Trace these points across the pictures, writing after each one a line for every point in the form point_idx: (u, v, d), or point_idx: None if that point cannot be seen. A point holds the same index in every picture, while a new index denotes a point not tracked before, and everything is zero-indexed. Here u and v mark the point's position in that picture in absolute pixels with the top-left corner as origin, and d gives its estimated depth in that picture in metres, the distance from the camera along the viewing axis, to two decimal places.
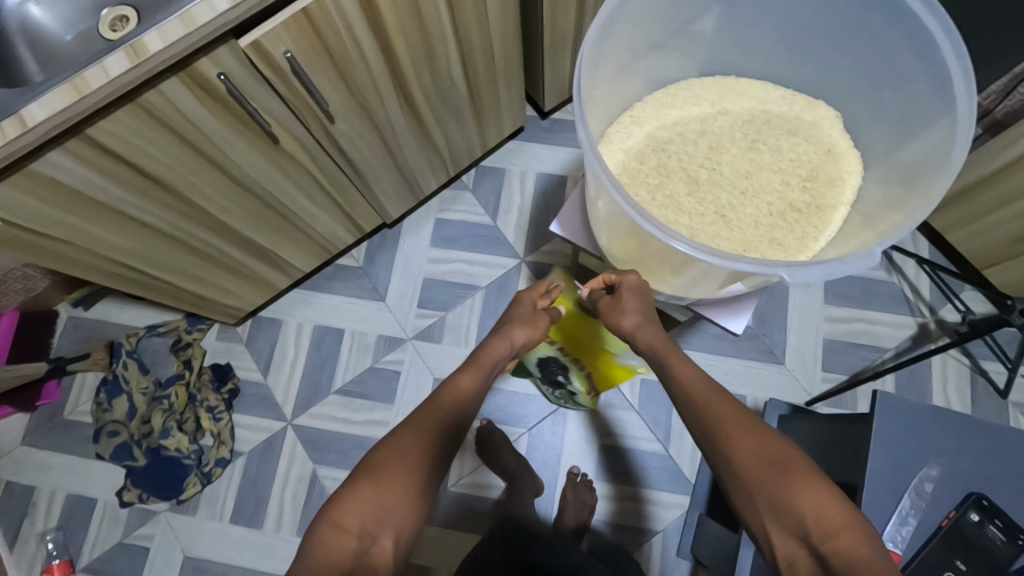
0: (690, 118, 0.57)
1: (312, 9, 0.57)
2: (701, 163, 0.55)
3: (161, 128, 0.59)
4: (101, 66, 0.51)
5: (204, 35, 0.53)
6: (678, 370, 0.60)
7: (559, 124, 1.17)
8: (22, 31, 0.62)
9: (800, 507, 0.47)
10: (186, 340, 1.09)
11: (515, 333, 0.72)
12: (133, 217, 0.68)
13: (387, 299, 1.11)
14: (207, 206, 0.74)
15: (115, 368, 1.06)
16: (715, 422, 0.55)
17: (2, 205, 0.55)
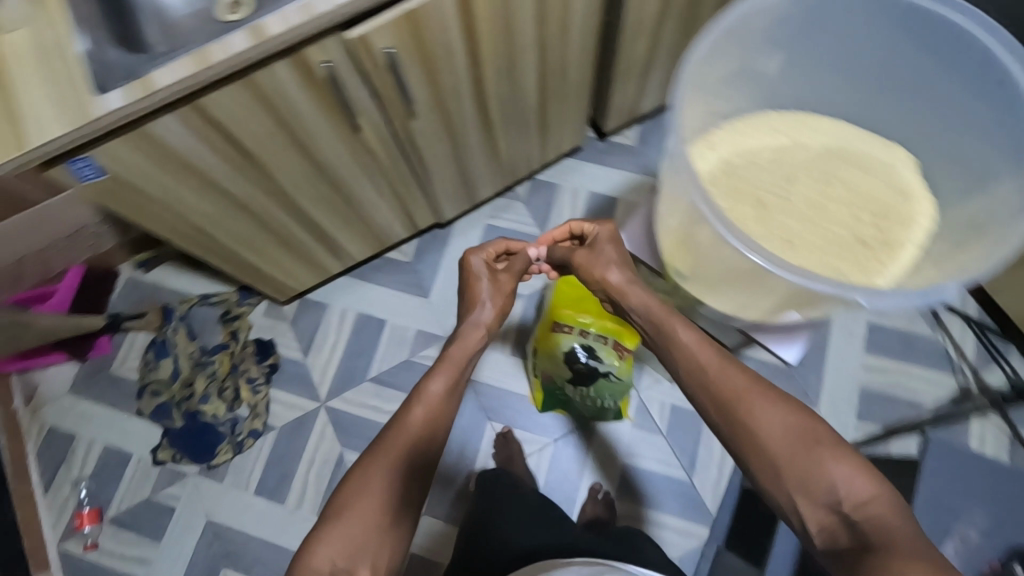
0: (764, 146, 0.59)
1: (418, 12, 0.61)
2: (772, 190, 0.57)
3: (263, 104, 0.63)
4: (225, 42, 0.55)
5: (320, 23, 0.57)
6: (682, 342, 0.65)
7: (616, 147, 1.20)
8: (149, 5, 0.68)
9: (831, 478, 0.54)
10: (235, 312, 1.14)
11: (484, 315, 0.76)
12: (219, 186, 0.72)
13: (431, 296, 1.14)
14: (285, 185, 0.78)
15: (166, 330, 1.12)
16: (733, 401, 0.59)
17: (113, 160, 0.60)
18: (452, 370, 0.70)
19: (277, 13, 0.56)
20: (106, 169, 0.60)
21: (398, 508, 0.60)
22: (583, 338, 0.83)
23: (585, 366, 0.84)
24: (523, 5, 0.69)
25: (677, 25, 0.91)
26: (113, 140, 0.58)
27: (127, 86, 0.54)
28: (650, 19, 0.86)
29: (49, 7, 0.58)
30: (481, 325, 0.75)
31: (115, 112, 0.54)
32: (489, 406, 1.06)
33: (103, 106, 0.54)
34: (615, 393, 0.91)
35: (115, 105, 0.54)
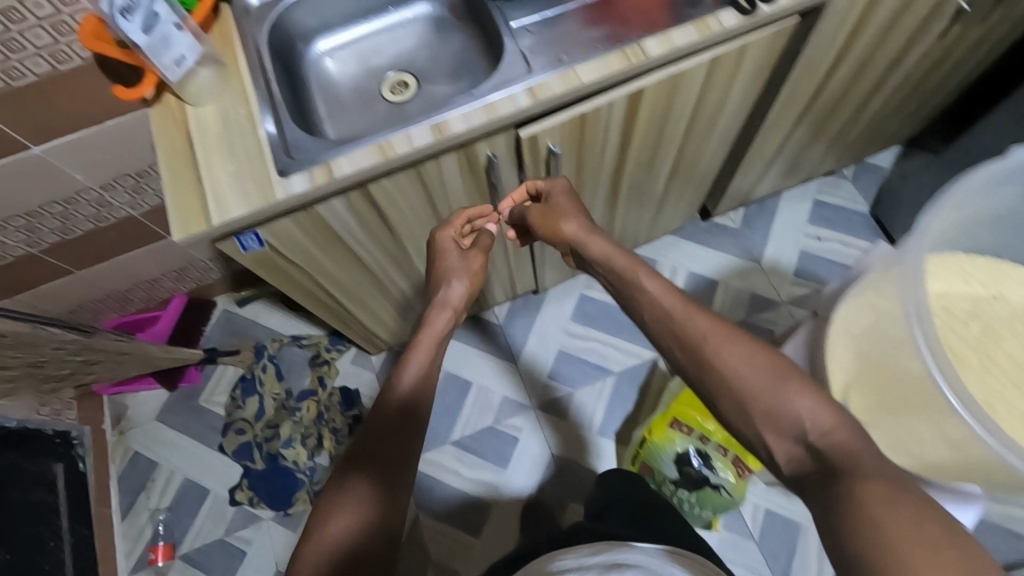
0: (967, 296, 0.56)
1: (589, 114, 0.61)
2: (977, 347, 0.55)
3: (423, 188, 0.64)
4: (407, 136, 0.56)
5: (499, 123, 0.57)
6: (643, 288, 0.52)
7: (719, 228, 1.18)
8: (318, 80, 0.70)
9: (795, 409, 0.40)
10: (324, 357, 1.14)
11: (456, 289, 0.64)
12: (360, 256, 0.72)
13: (520, 361, 1.12)
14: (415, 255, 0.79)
15: (256, 368, 1.13)
16: (694, 341, 0.46)
17: (278, 234, 0.61)
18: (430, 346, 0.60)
19: (458, 110, 0.57)
20: (268, 241, 0.61)
21: (375, 489, 0.49)
22: (701, 445, 0.85)
23: (692, 471, 0.85)
24: (683, 108, 0.68)
25: (811, 124, 0.89)
26: (282, 218, 0.59)
27: (310, 171, 0.55)
28: (790, 119, 0.85)
29: (240, 83, 0.60)
30: (450, 305, 0.64)
31: (296, 196, 0.55)
32: (571, 488, 1.05)
33: (286, 190, 0.55)
34: (717, 507, 0.88)
35: (298, 190, 0.55)
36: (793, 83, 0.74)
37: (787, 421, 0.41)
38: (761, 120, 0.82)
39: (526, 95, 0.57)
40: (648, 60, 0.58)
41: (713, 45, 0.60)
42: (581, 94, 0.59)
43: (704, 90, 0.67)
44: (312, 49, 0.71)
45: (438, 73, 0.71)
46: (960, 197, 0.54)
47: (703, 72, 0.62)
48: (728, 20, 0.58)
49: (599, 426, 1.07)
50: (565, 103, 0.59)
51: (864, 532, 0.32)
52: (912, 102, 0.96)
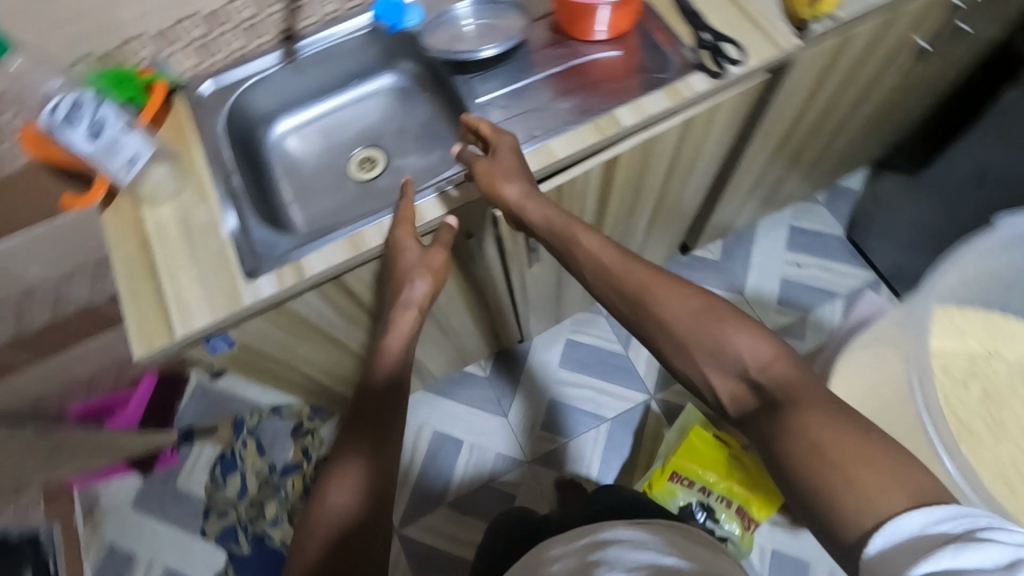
0: (966, 356, 0.63)
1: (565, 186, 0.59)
2: (979, 413, 0.61)
3: None
4: (379, 226, 0.54)
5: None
6: (585, 244, 0.49)
7: (700, 262, 1.17)
8: (282, 161, 0.67)
9: (735, 347, 0.39)
10: (307, 427, 1.09)
11: (433, 258, 0.53)
12: (337, 340, 0.69)
13: (511, 414, 1.10)
14: None
15: (235, 444, 1.07)
16: (633, 293, 0.44)
17: (249, 333, 0.57)
18: (408, 328, 0.53)
19: (431, 196, 0.56)
20: (239, 340, 0.58)
21: (370, 451, 0.47)
22: (704, 497, 0.83)
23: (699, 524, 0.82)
24: (660, 166, 0.67)
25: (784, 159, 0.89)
26: (251, 319, 0.55)
27: (278, 271, 0.52)
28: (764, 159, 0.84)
29: (198, 177, 0.57)
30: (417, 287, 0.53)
31: (264, 299, 0.52)
32: None
33: (254, 293, 0.52)
34: None
35: (266, 293, 0.52)
36: (764, 130, 0.73)
37: (729, 359, 0.40)
38: (737, 163, 0.81)
39: None
40: (623, 132, 0.57)
41: (687, 110, 0.59)
42: (554, 168, 0.57)
43: (681, 149, 0.66)
44: (271, 131, 0.68)
45: (406, 145, 0.68)
46: (968, 259, 0.58)
47: (677, 133, 0.61)
48: (700, 84, 0.57)
49: (596, 476, 1.04)
50: (541, 179, 0.58)
51: (817, 476, 0.32)
52: (880, 130, 0.97)
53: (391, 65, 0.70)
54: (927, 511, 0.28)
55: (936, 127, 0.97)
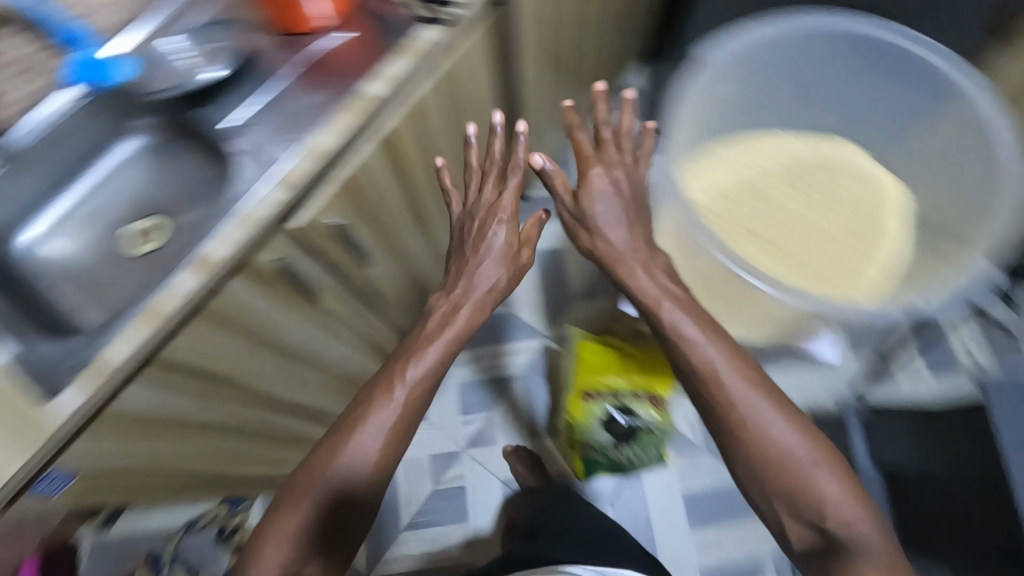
0: (749, 175, 0.89)
1: (350, 176, 0.59)
2: (761, 211, 0.87)
3: (229, 327, 0.58)
4: (172, 288, 0.50)
5: (264, 228, 0.53)
6: (694, 338, 0.60)
7: (540, 201, 1.23)
8: (43, 269, 0.60)
9: (823, 495, 0.53)
10: (231, 524, 1.05)
11: (427, 349, 0.62)
12: (197, 419, 0.64)
13: (430, 415, 1.09)
14: (266, 387, 0.72)
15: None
16: (733, 408, 0.57)
17: (83, 456, 0.52)
18: (395, 422, 0.58)
19: (214, 236, 0.52)
20: (77, 470, 0.52)
21: (328, 510, 0.55)
22: (620, 399, 0.88)
23: (618, 425, 0.89)
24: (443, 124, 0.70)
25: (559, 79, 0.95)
26: (75, 441, 0.50)
27: (77, 379, 0.47)
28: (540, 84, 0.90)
29: None
30: (411, 368, 0.61)
31: (73, 414, 0.47)
32: None
33: (58, 413, 0.46)
34: (658, 442, 0.93)
35: (72, 406, 0.47)
36: (522, 59, 0.78)
37: (813, 496, 0.54)
38: (520, 93, 0.86)
39: (275, 191, 0.53)
40: (378, 103, 0.57)
41: (432, 62, 0.61)
42: (331, 159, 0.56)
43: (453, 102, 0.69)
44: (17, 242, 0.60)
45: (181, 198, 0.64)
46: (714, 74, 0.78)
47: (438, 91, 0.64)
48: (433, 35, 0.59)
49: (529, 431, 1.07)
50: (321, 177, 0.57)
51: (804, 470, 0.54)
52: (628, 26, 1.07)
53: (130, 125, 0.65)
54: None
55: None
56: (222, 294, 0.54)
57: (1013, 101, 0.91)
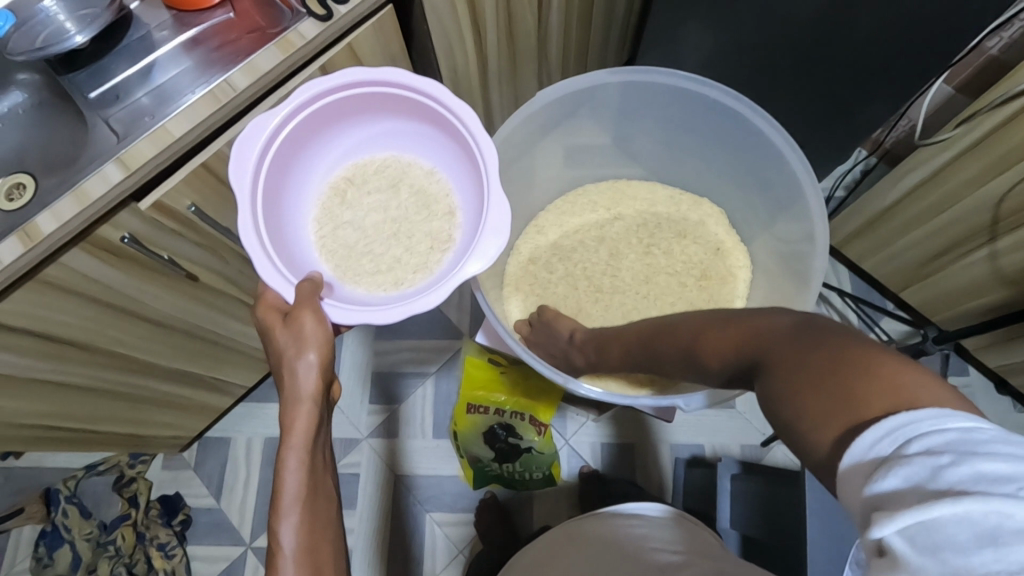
0: (590, 224, 1.02)
1: (211, 162, 0.65)
2: (608, 272, 0.99)
3: (97, 304, 0.70)
4: (50, 213, 0.57)
5: (100, 205, 0.59)
6: (650, 331, 0.71)
7: None
8: None
9: (704, 338, 0.59)
10: (129, 475, 1.15)
11: (282, 531, 0.52)
12: (105, 357, 0.78)
13: (338, 399, 1.21)
14: (119, 346, 0.78)
15: (55, 517, 1.09)
16: (690, 338, 0.61)
17: None
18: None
19: (46, 208, 0.57)
20: None
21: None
22: (500, 417, 1.02)
23: (500, 444, 1.03)
24: None
25: (502, 52, 0.94)
26: None
27: None
28: (474, 79, 0.95)
29: None
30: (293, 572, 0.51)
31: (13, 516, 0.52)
32: (424, 498, 1.15)
33: None
34: (540, 465, 1.06)
35: None
36: (444, 77, 0.89)
37: (715, 343, 0.56)
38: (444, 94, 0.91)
39: (117, 170, 0.59)
40: (239, 95, 0.62)
41: (306, 55, 0.66)
42: (189, 150, 0.63)
43: None
44: None
45: None
46: (610, 88, 0.86)
47: None
48: (309, 30, 0.64)
49: (432, 429, 1.19)
50: (168, 160, 0.62)
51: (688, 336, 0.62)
52: (592, 57, 1.15)
53: None
54: (878, 426, 0.35)
55: (617, 42, 1.18)
56: (68, 255, 0.61)
57: (886, 210, 1.05)
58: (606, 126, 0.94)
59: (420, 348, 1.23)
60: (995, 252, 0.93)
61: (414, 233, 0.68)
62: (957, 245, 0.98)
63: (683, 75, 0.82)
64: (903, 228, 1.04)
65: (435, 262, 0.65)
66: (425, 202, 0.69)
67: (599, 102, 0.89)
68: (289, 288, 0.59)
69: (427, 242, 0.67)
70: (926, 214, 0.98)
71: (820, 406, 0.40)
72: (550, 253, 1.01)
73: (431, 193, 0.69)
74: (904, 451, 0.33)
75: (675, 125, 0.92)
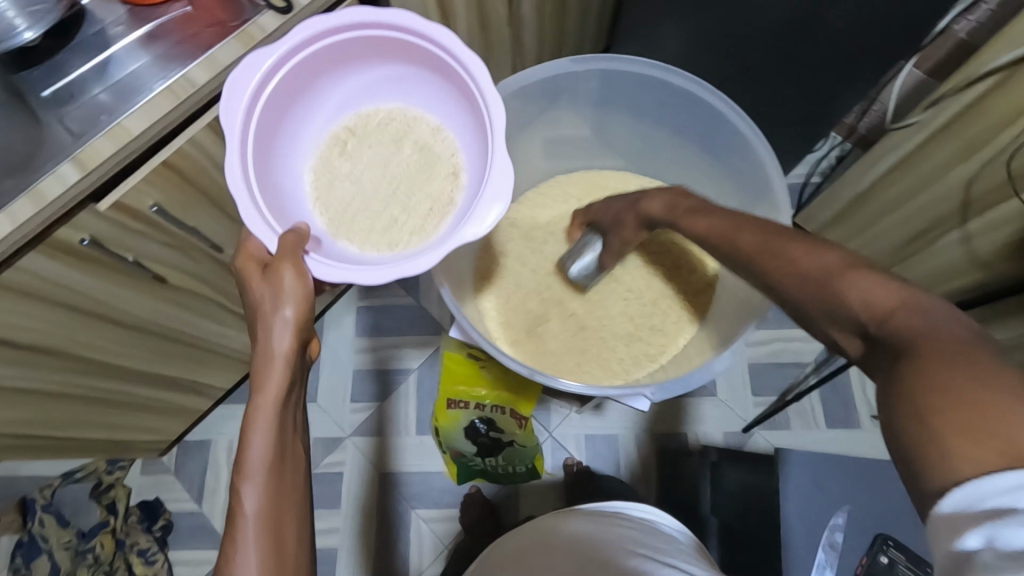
0: (564, 216, 1.01)
1: (172, 160, 0.64)
2: None
3: (61, 308, 0.68)
4: (5, 215, 0.55)
5: (57, 206, 0.58)
6: (734, 243, 0.62)
7: None
8: None
9: (800, 261, 0.53)
10: (107, 482, 1.13)
11: (246, 495, 0.51)
12: (74, 363, 0.77)
13: (319, 398, 1.20)
14: (88, 351, 0.77)
15: (32, 526, 1.07)
16: (767, 265, 0.56)
17: None
18: (267, 555, 0.50)
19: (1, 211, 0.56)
20: None
21: None
22: (480, 411, 1.02)
23: (482, 438, 1.04)
24: None
25: (474, 41, 0.92)
26: None
27: None
28: None
29: None
30: (256, 536, 0.51)
31: None
32: (409, 494, 1.15)
33: None
34: (523, 459, 1.06)
35: None
36: None
37: (818, 272, 0.51)
38: None
39: (74, 170, 0.57)
40: (199, 91, 0.61)
41: None
42: (149, 148, 0.61)
43: None
44: None
45: None
46: (579, 77, 0.86)
47: None
48: (270, 23, 0.62)
49: (416, 427, 1.18)
50: (128, 158, 0.60)
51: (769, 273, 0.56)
52: (566, 46, 1.14)
53: None
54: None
55: (592, 31, 1.17)
56: (26, 258, 0.60)
57: (861, 195, 1.05)
58: (577, 115, 0.93)
59: (402, 344, 1.22)
60: (968, 234, 0.94)
61: (413, 193, 0.66)
62: (930, 229, 0.99)
63: (649, 62, 0.82)
64: (878, 213, 1.05)
65: (431, 226, 0.64)
66: (427, 162, 0.67)
67: (567, 91, 0.89)
68: (273, 238, 0.57)
69: (427, 203, 0.65)
70: (900, 199, 0.99)
71: (962, 440, 0.35)
72: (528, 246, 1.00)
73: (434, 153, 0.67)
74: None
75: (645, 113, 0.92)
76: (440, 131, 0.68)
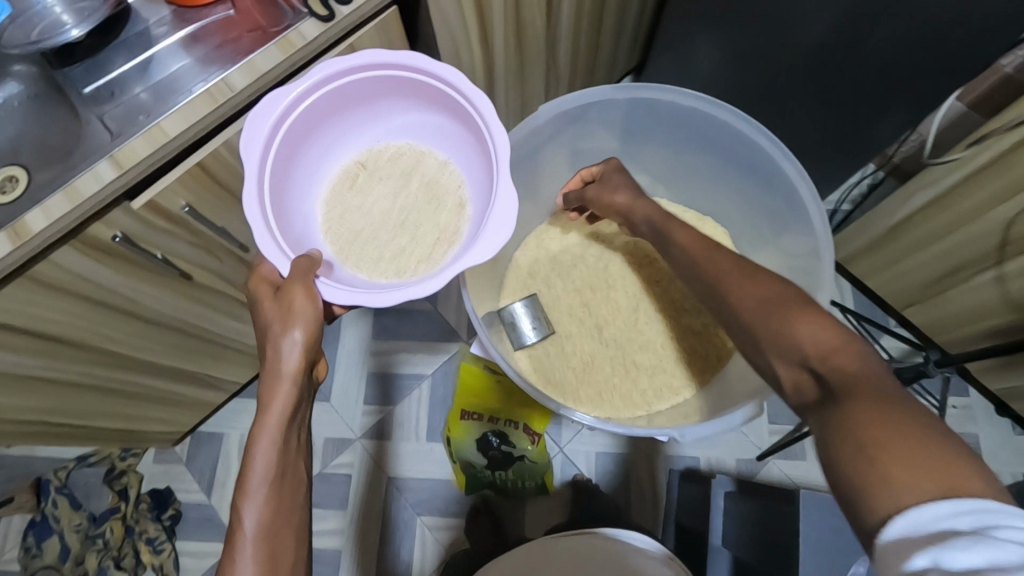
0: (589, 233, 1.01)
1: (206, 162, 0.64)
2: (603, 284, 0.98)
3: (86, 301, 0.69)
4: (40, 211, 0.56)
5: (91, 203, 0.58)
6: (691, 261, 0.66)
7: None
8: None
9: (745, 297, 0.56)
10: (121, 468, 1.14)
11: (245, 515, 0.51)
12: (96, 354, 0.77)
13: (332, 398, 1.20)
14: (111, 343, 0.77)
15: (45, 508, 1.09)
16: (721, 294, 0.59)
17: None
18: None
19: (36, 206, 0.56)
20: None
21: None
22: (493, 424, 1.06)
23: (492, 450, 1.05)
24: None
25: (509, 54, 0.92)
26: None
27: None
28: (480, 82, 0.93)
29: None
30: (253, 559, 0.50)
31: None
32: (414, 501, 1.14)
33: None
34: (533, 475, 1.06)
35: None
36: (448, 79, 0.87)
37: (772, 312, 0.52)
38: None
39: (109, 169, 0.57)
40: (237, 95, 0.61)
41: (306, 57, 0.64)
42: (184, 149, 0.62)
43: None
44: None
45: None
46: (615, 103, 0.85)
47: None
48: (311, 31, 0.62)
49: (426, 433, 1.18)
50: (163, 159, 0.61)
51: (726, 298, 0.58)
52: (600, 62, 1.13)
53: None
54: (956, 503, 0.34)
55: (626, 47, 1.16)
56: (57, 253, 0.60)
57: (893, 228, 1.03)
58: (609, 140, 0.93)
59: (417, 349, 1.22)
60: (1003, 275, 0.92)
61: (421, 223, 0.66)
62: (963, 268, 0.96)
63: (690, 94, 0.81)
64: (908, 248, 1.03)
65: (439, 255, 0.64)
66: (435, 193, 0.68)
67: (601, 117, 0.89)
68: (285, 262, 0.58)
69: (435, 234, 0.65)
70: (934, 235, 0.97)
71: (901, 473, 0.36)
72: (550, 261, 0.99)
73: (442, 186, 0.68)
74: (994, 533, 0.32)
75: (680, 142, 0.91)
76: (448, 168, 0.68)
